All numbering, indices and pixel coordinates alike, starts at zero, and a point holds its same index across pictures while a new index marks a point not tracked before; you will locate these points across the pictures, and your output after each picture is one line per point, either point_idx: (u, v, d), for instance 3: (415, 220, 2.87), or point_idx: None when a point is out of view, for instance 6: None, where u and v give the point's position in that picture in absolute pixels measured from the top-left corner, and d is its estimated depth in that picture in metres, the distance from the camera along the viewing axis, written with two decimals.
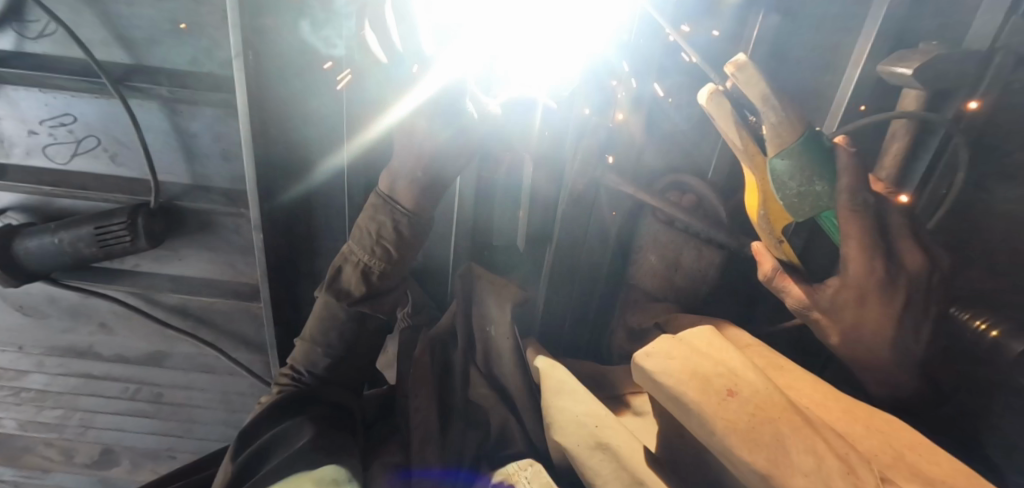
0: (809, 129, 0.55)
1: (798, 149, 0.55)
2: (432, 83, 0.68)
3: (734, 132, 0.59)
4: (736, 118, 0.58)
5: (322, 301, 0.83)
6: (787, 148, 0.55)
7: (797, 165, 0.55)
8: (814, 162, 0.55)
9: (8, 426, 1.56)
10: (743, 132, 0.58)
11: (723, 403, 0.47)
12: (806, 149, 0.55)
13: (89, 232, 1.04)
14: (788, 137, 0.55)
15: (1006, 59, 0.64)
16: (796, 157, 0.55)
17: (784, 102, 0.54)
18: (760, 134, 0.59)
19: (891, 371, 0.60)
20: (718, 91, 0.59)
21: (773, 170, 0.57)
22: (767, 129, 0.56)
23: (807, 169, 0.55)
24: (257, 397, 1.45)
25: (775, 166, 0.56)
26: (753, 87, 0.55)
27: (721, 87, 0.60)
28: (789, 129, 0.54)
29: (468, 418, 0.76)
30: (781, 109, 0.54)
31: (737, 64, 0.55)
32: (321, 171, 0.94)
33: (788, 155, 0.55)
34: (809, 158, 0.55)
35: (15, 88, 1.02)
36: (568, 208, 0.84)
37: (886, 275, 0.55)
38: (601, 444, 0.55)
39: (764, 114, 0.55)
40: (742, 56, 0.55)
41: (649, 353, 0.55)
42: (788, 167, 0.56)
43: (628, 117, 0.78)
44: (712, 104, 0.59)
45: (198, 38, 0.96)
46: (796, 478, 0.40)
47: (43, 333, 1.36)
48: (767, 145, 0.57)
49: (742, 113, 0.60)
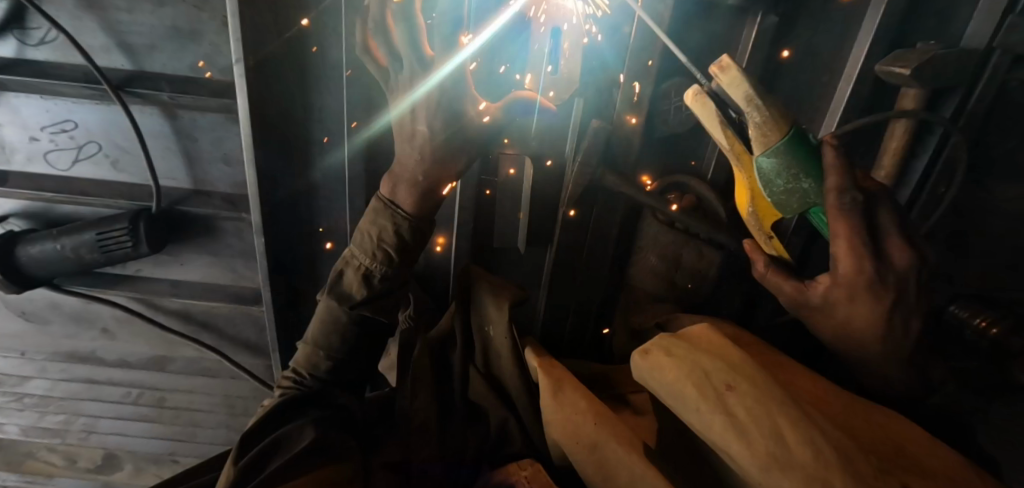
0: (794, 126, 0.55)
1: (782, 149, 0.55)
2: (433, 85, 0.66)
3: (720, 132, 0.59)
4: (720, 118, 0.58)
5: (322, 304, 0.83)
6: (772, 146, 0.55)
7: (782, 164, 0.55)
8: (797, 160, 0.55)
9: (11, 432, 1.56)
10: (728, 131, 0.59)
11: (721, 397, 0.48)
12: (792, 148, 0.55)
13: (91, 238, 1.04)
14: (772, 136, 0.54)
15: (1004, 58, 0.66)
16: (781, 156, 0.55)
17: (767, 101, 0.54)
18: (745, 130, 0.59)
19: (881, 365, 0.60)
20: (702, 92, 0.59)
21: (759, 169, 0.57)
22: (753, 129, 0.55)
23: (793, 167, 0.56)
24: (260, 400, 1.45)
25: (761, 164, 0.56)
26: (736, 88, 0.54)
27: (704, 88, 0.59)
28: (773, 128, 0.54)
29: (467, 416, 0.79)
30: (764, 109, 0.54)
31: (719, 66, 0.55)
32: (319, 170, 0.93)
33: (773, 154, 0.55)
34: (793, 157, 0.55)
35: (16, 95, 1.03)
36: (570, 208, 0.85)
37: (876, 275, 0.55)
38: (599, 441, 0.55)
39: (749, 114, 0.55)
40: (726, 56, 0.55)
41: (646, 351, 0.55)
42: (774, 165, 0.56)
43: (623, 119, 0.81)
44: (696, 104, 0.59)
45: (198, 44, 0.96)
46: (794, 471, 0.41)
47: (45, 339, 1.36)
48: (752, 144, 0.56)
49: (726, 113, 0.59)
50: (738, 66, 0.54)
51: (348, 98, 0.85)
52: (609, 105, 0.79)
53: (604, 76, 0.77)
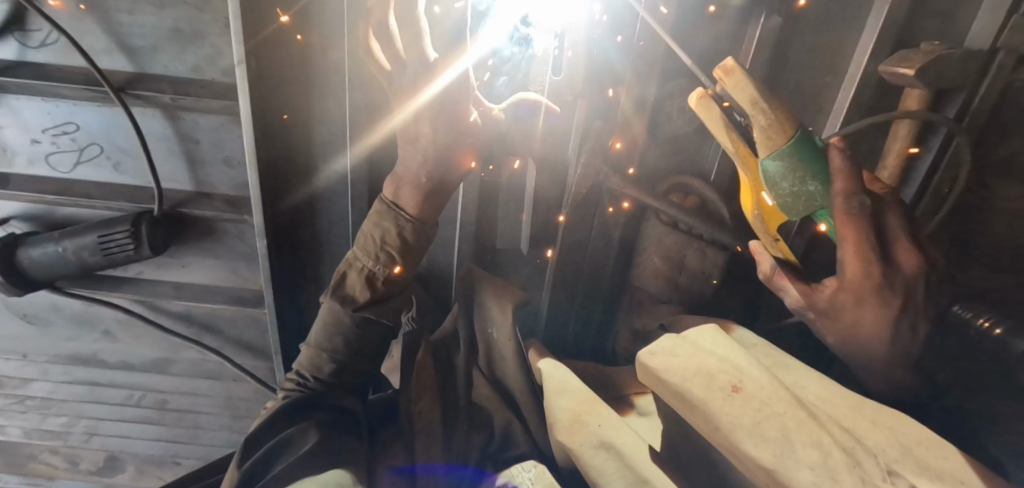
0: (800, 129, 0.55)
1: (788, 151, 0.55)
2: (432, 88, 0.65)
3: (725, 135, 0.59)
4: (726, 120, 0.59)
5: (326, 306, 0.82)
6: (778, 149, 0.55)
7: (787, 167, 0.55)
8: (803, 162, 0.55)
9: (13, 434, 1.55)
10: (732, 133, 0.59)
11: (728, 399, 0.48)
12: (797, 151, 0.55)
13: (93, 240, 1.04)
14: (778, 138, 0.55)
15: (1008, 58, 0.65)
16: (787, 158, 0.55)
17: (772, 104, 0.54)
18: (750, 133, 0.60)
19: (887, 369, 0.60)
20: (706, 95, 0.59)
21: (764, 172, 0.57)
22: (758, 132, 0.55)
23: (799, 170, 0.55)
24: (262, 402, 1.45)
25: (767, 167, 0.56)
26: (742, 91, 0.54)
27: (708, 91, 0.60)
28: (779, 131, 0.55)
29: (471, 419, 0.77)
30: (770, 111, 0.54)
31: (725, 68, 0.55)
32: (324, 175, 0.93)
33: (778, 157, 0.55)
34: (799, 159, 0.55)
35: (17, 97, 1.02)
36: (573, 210, 0.86)
37: (884, 279, 0.54)
38: (604, 443, 0.56)
39: (754, 117, 0.55)
40: (729, 59, 0.55)
41: (653, 352, 0.56)
42: (779, 169, 0.56)
43: (630, 120, 0.80)
44: (701, 107, 0.59)
45: (200, 46, 0.96)
46: (802, 471, 0.40)
47: (47, 341, 1.36)
48: (757, 147, 0.56)
49: (732, 116, 0.60)
50: (743, 69, 0.55)
51: (349, 107, 0.85)
52: (614, 104, 0.78)
53: (610, 79, 0.76)
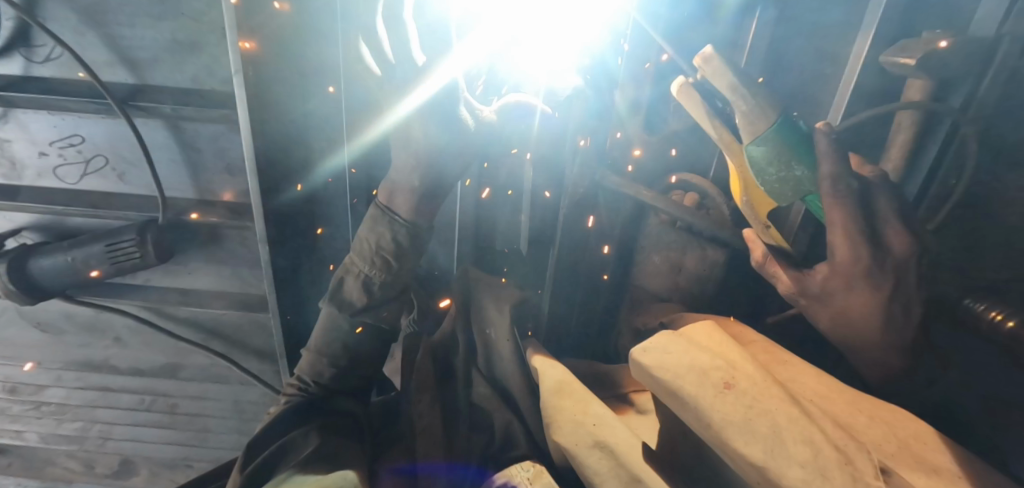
0: (784, 114, 0.55)
1: (772, 135, 0.55)
2: (424, 91, 0.67)
3: (710, 123, 0.61)
4: (708, 110, 0.60)
5: (325, 312, 0.85)
6: (761, 135, 0.56)
7: (774, 153, 0.55)
8: (789, 147, 0.55)
9: (31, 440, 1.58)
10: (717, 121, 0.60)
11: (720, 395, 0.46)
12: (781, 135, 0.55)
13: (100, 249, 1.06)
14: (761, 124, 0.55)
15: (1014, 46, 0.61)
16: (772, 143, 0.55)
17: (753, 90, 0.56)
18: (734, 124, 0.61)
19: (879, 353, 0.59)
20: (688, 84, 0.62)
21: (750, 156, 0.57)
22: (739, 117, 0.57)
23: (784, 154, 0.55)
24: (269, 405, 1.47)
25: (752, 152, 0.57)
26: (719, 78, 0.57)
27: (690, 80, 0.62)
28: (760, 116, 0.55)
29: (472, 421, 0.76)
30: (750, 98, 0.56)
31: (703, 57, 0.57)
32: (321, 170, 0.95)
33: (762, 142, 0.55)
34: (784, 143, 0.55)
35: (25, 112, 1.05)
36: (569, 211, 0.83)
37: (873, 261, 0.54)
38: (600, 443, 0.54)
39: (735, 102, 0.57)
40: (709, 48, 0.58)
41: (646, 349, 0.54)
42: (764, 153, 0.56)
43: (625, 122, 0.82)
44: (683, 94, 0.62)
45: (199, 56, 0.98)
46: (792, 469, 0.39)
47: (62, 348, 1.40)
48: (742, 133, 0.57)
49: (714, 102, 0.62)
50: (720, 57, 0.57)
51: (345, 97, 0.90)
52: (612, 105, 0.77)
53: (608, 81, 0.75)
